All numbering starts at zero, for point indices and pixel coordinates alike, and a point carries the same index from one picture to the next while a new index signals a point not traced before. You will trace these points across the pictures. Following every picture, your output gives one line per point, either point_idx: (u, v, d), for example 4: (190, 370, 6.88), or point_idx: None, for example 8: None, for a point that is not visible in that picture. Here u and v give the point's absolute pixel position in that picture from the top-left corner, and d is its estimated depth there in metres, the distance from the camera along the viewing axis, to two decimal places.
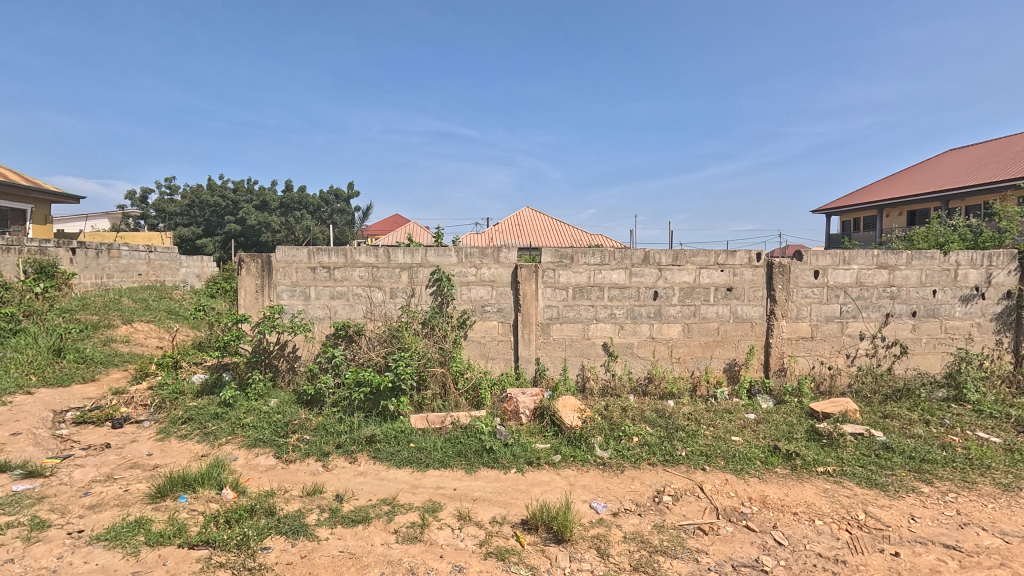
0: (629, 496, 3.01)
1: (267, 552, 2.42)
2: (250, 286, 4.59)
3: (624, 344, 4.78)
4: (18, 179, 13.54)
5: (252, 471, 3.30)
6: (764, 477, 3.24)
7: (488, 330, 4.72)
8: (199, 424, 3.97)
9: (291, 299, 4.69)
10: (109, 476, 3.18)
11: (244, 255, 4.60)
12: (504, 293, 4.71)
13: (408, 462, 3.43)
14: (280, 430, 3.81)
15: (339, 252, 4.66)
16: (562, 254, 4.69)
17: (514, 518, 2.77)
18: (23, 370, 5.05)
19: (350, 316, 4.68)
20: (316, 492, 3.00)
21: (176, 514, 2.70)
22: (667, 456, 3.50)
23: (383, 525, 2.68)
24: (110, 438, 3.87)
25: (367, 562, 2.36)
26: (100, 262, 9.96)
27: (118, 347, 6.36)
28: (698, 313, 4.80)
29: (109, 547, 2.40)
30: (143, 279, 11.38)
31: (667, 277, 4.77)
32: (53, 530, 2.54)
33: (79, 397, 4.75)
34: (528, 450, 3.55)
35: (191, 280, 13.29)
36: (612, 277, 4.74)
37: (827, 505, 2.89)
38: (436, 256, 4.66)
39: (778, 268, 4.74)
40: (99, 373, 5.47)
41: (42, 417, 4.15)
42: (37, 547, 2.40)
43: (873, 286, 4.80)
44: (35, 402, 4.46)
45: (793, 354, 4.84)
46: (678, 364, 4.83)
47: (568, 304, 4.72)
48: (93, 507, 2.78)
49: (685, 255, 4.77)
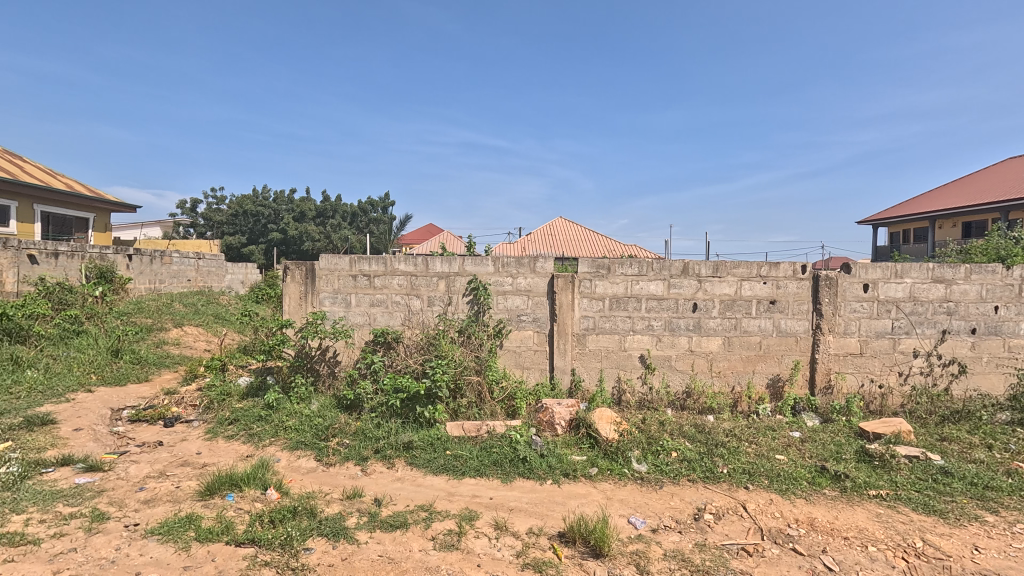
0: (668, 513, 2.94)
1: (309, 553, 2.48)
2: (294, 293, 4.77)
3: (661, 357, 4.70)
4: (83, 190, 14.51)
5: (294, 473, 3.39)
6: (811, 499, 3.11)
7: (524, 340, 4.73)
8: (244, 426, 4.10)
9: (333, 306, 4.81)
10: (162, 473, 3.33)
11: (290, 263, 4.78)
12: (541, 303, 4.70)
13: (444, 469, 3.45)
14: (321, 433, 3.89)
15: (379, 261, 4.77)
16: (599, 264, 4.67)
17: (551, 530, 2.74)
18: (84, 370, 5.36)
19: (388, 323, 4.77)
20: (356, 495, 3.06)
21: (224, 512, 2.80)
22: (708, 473, 3.40)
23: (421, 531, 2.70)
24: (162, 436, 4.05)
25: (406, 567, 2.38)
26: (154, 268, 10.50)
27: (170, 349, 6.68)
28: (739, 327, 4.67)
29: (163, 541, 2.51)
30: (192, 285, 11.91)
31: (707, 289, 4.66)
32: (111, 522, 2.67)
33: (134, 396, 4.99)
34: (565, 462, 3.51)
35: (236, 286, 13.78)
36: (650, 288, 4.68)
37: (882, 531, 2.75)
38: (473, 265, 4.72)
39: (824, 281, 4.57)
40: (152, 374, 5.75)
41: (101, 415, 4.38)
42: (97, 538, 2.52)
43: (928, 300, 4.58)
44: (95, 399, 4.73)
45: (841, 371, 4.65)
46: (718, 378, 4.70)
47: (604, 315, 4.68)
48: (147, 502, 2.91)
49: (726, 267, 4.65)
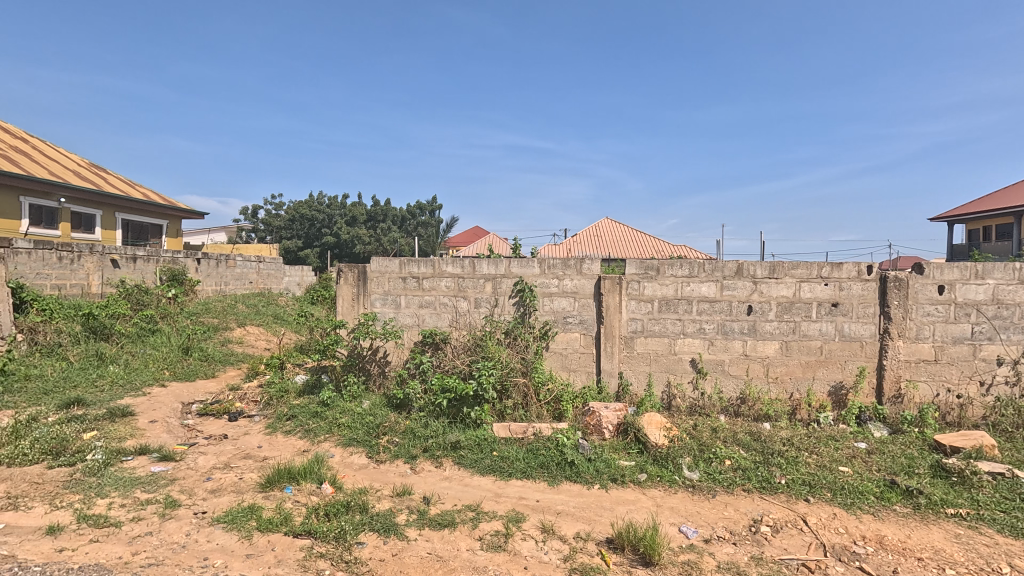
0: (721, 523, 2.84)
1: (362, 547, 2.56)
2: (347, 294, 4.94)
3: (713, 361, 4.55)
4: (158, 198, 15.65)
5: (347, 469, 3.51)
6: (880, 515, 2.91)
7: (570, 342, 4.69)
8: (301, 422, 4.28)
9: (383, 307, 4.95)
10: (226, 464, 3.53)
11: (343, 266, 4.96)
12: (587, 305, 4.65)
13: (491, 470, 3.47)
14: (372, 431, 4.01)
15: (427, 263, 4.87)
16: (647, 266, 4.57)
17: (599, 536, 2.70)
18: (159, 366, 5.77)
19: (436, 324, 4.86)
20: (405, 493, 3.13)
21: (282, 504, 2.93)
22: (764, 483, 3.25)
23: (468, 531, 2.72)
24: (227, 429, 4.29)
25: (454, 566, 2.41)
26: (220, 271, 11.17)
27: (234, 347, 7.08)
28: (798, 330, 4.45)
29: (228, 529, 2.66)
30: (254, 287, 12.58)
31: (763, 291, 4.47)
32: (182, 509, 2.86)
33: (202, 391, 5.33)
34: (613, 467, 3.45)
35: (293, 288, 14.45)
36: (701, 290, 4.54)
37: (962, 553, 2.54)
38: (519, 267, 4.72)
39: (894, 282, 4.27)
40: (217, 370, 6.12)
41: (173, 408, 4.70)
42: (170, 523, 2.71)
43: (1015, 303, 4.20)
44: (168, 393, 5.08)
45: (913, 379, 4.33)
46: (775, 385, 4.49)
47: (653, 318, 4.58)
48: (214, 491, 3.09)
49: (783, 267, 4.44)
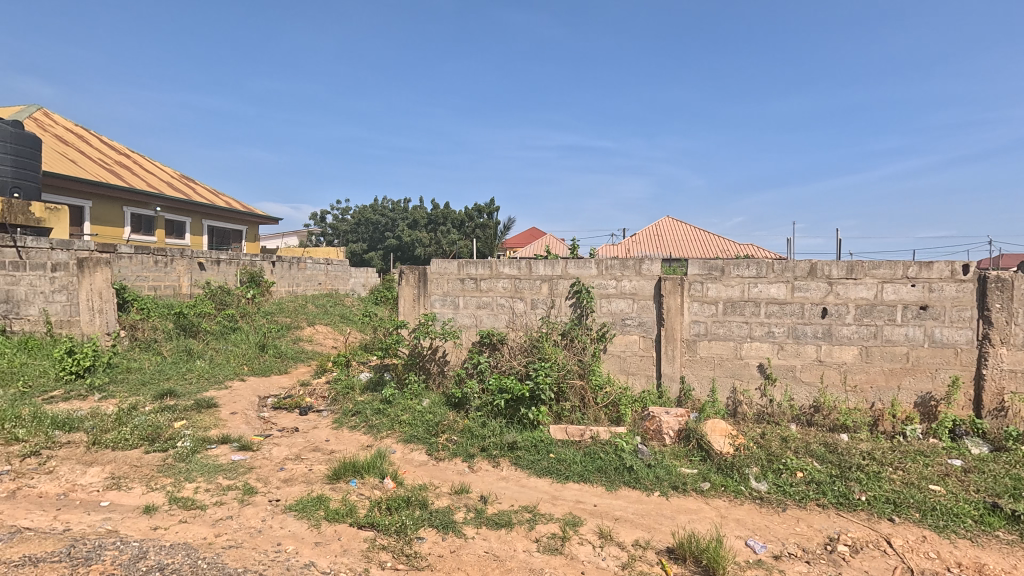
0: (793, 540, 2.67)
1: (421, 542, 2.63)
2: (408, 295, 5.10)
3: (784, 367, 4.30)
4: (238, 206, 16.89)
5: (407, 465, 3.62)
6: (979, 541, 2.63)
7: (629, 344, 4.59)
8: (365, 418, 4.47)
9: (442, 308, 5.06)
10: (297, 455, 3.75)
11: (404, 268, 5.13)
12: (647, 306, 4.54)
13: (548, 472, 3.46)
14: (431, 429, 4.11)
15: (484, 264, 4.93)
16: (711, 266, 4.39)
17: (658, 545, 2.62)
18: (239, 361, 6.22)
19: (494, 325, 4.91)
20: (463, 491, 3.18)
21: (348, 496, 3.07)
22: (841, 499, 3.03)
23: (525, 532, 2.73)
24: (298, 423, 4.56)
25: (510, 566, 2.43)
26: (292, 272, 11.87)
27: (305, 345, 7.50)
28: (880, 335, 4.11)
29: (299, 517, 2.82)
30: (323, 288, 13.27)
31: (839, 292, 4.17)
32: (258, 496, 3.07)
33: (276, 386, 5.68)
34: (674, 474, 3.34)
35: (360, 289, 15.16)
36: (770, 291, 4.30)
37: None
38: (576, 268, 4.68)
39: (995, 282, 3.86)
40: (290, 366, 6.51)
41: (251, 401, 5.05)
42: (248, 509, 2.91)
43: None
44: (247, 387, 5.47)
45: (1019, 391, 3.89)
46: (853, 393, 4.17)
47: (717, 320, 4.40)
48: (287, 481, 3.29)
49: (863, 267, 4.12)
